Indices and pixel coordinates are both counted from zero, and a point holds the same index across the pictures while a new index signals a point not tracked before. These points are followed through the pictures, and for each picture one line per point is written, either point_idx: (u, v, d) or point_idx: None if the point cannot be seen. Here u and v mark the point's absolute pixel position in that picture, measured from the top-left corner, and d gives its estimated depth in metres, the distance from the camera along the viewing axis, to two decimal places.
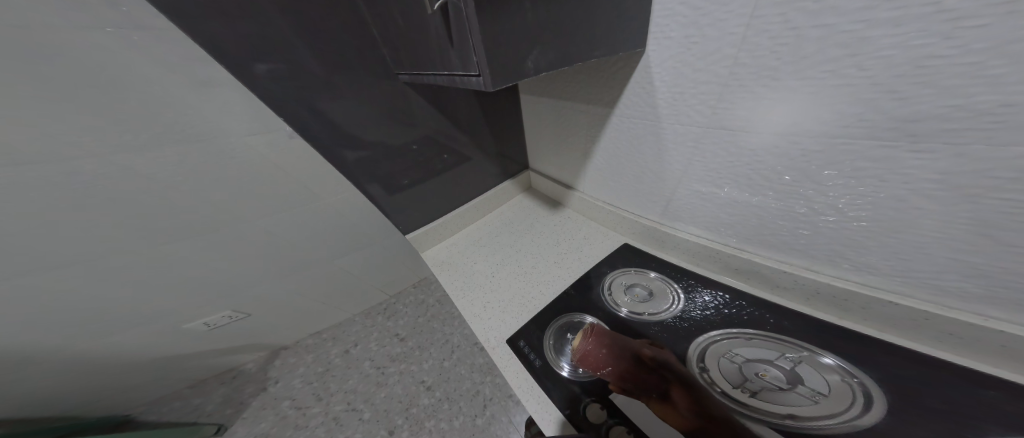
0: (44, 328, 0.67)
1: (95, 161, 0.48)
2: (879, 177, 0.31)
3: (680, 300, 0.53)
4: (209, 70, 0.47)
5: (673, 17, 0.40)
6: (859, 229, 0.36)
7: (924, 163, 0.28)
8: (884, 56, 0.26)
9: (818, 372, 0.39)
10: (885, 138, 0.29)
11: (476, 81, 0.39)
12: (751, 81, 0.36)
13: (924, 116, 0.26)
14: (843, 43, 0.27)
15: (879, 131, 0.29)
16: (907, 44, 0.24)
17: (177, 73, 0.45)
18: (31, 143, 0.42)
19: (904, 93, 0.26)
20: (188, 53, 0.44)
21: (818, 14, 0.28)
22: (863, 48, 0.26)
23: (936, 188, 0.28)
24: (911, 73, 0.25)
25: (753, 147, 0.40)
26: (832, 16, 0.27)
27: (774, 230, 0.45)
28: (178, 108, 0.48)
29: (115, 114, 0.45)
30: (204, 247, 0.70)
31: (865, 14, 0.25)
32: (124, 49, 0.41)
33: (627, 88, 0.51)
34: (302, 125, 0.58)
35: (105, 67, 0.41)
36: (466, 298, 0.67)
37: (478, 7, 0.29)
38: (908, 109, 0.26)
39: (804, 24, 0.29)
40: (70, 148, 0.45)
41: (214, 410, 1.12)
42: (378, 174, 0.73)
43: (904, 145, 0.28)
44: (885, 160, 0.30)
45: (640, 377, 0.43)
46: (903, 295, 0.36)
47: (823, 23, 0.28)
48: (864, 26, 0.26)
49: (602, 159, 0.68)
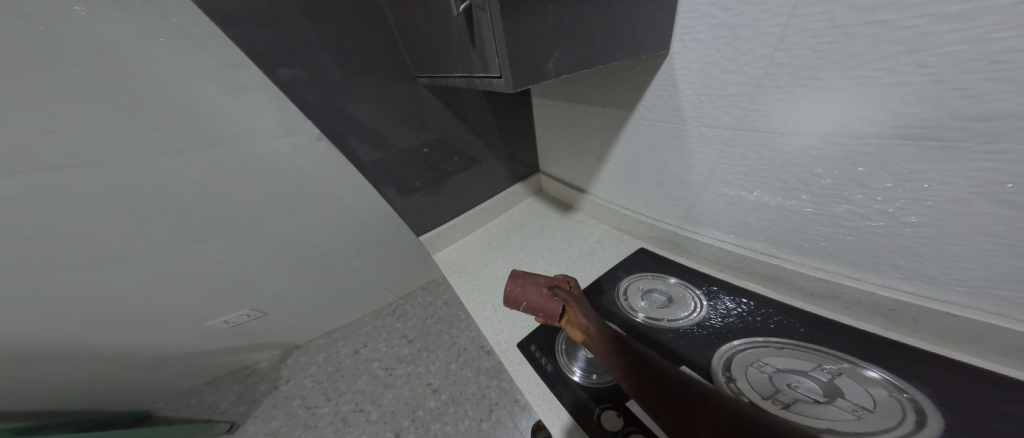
0: (72, 325, 0.69)
1: (126, 166, 0.49)
2: (938, 180, 0.29)
3: (701, 307, 0.52)
4: (239, 75, 0.48)
5: (701, 19, 0.39)
6: (911, 235, 0.34)
7: (997, 165, 0.26)
8: (948, 52, 0.24)
9: (859, 384, 0.36)
10: (952, 139, 0.27)
11: (497, 83, 0.38)
12: (789, 81, 0.34)
13: (999, 115, 0.24)
14: (901, 40, 0.26)
15: (943, 132, 0.27)
16: (977, 39, 0.23)
17: (212, 79, 0.46)
18: (74, 147, 0.44)
19: (975, 90, 0.24)
20: (220, 57, 0.45)
21: (870, 11, 0.26)
22: (925, 44, 0.25)
23: (1011, 191, 0.26)
24: (982, 69, 0.23)
25: (789, 150, 0.38)
26: (887, 12, 0.26)
27: (809, 235, 0.43)
28: (207, 112, 0.49)
29: (147, 118, 0.46)
30: (224, 247, 0.71)
31: (928, 8, 0.24)
32: (160, 54, 0.42)
33: (649, 91, 0.51)
34: (327, 127, 0.59)
35: (142, 73, 0.42)
36: (478, 300, 0.67)
37: (502, 9, 0.29)
38: (981, 107, 0.24)
39: (853, 21, 0.28)
40: (106, 152, 0.46)
41: (227, 408, 1.13)
42: (393, 176, 0.74)
43: (973, 146, 0.26)
44: (948, 161, 0.28)
45: (550, 307, 0.46)
46: (960, 305, 0.34)
47: (874, 19, 0.27)
48: (927, 20, 0.24)
49: (618, 162, 0.67)
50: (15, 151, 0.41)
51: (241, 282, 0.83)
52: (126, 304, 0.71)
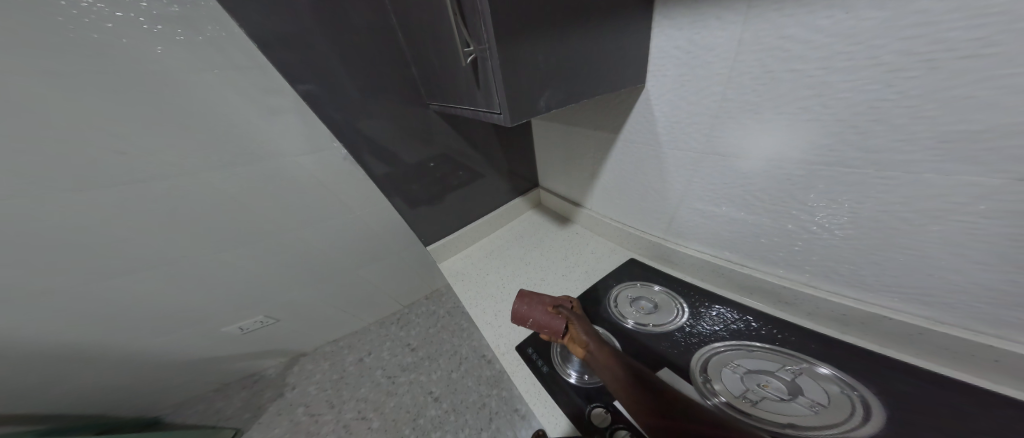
0: (108, 327, 0.76)
1: (178, 183, 0.58)
2: (855, 199, 0.34)
3: (685, 314, 0.56)
4: (278, 101, 0.57)
5: (668, 58, 0.45)
6: (846, 247, 0.38)
7: (892, 188, 0.31)
8: (841, 97, 0.31)
9: (817, 383, 0.40)
10: (855, 165, 0.33)
11: (497, 117, 0.45)
12: (739, 114, 0.40)
13: (883, 148, 0.30)
14: (811, 85, 0.32)
15: (850, 159, 0.33)
16: (858, 88, 0.29)
17: (252, 105, 0.55)
18: (140, 166, 0.53)
19: (864, 128, 0.30)
20: (263, 86, 0.54)
21: (787, 61, 0.33)
22: (827, 90, 0.31)
23: (904, 210, 0.31)
24: (865, 111, 0.30)
25: (744, 171, 0.44)
26: (799, 63, 0.32)
27: (770, 247, 0.47)
28: (249, 136, 0.58)
29: (200, 141, 0.55)
30: (248, 256, 0.78)
31: (825, 61, 0.30)
32: (222, 86, 0.51)
33: (631, 116, 0.57)
34: (352, 146, 0.68)
35: (202, 105, 0.52)
36: (477, 307, 0.72)
37: (501, 59, 0.37)
38: (869, 141, 0.31)
39: (778, 68, 0.34)
40: (163, 171, 0.55)
41: (236, 413, 1.18)
42: (402, 191, 0.82)
43: (870, 172, 0.32)
44: (856, 184, 0.34)
45: (553, 324, 0.51)
46: (896, 310, 0.38)
47: (792, 68, 0.33)
48: (824, 72, 0.31)
49: (608, 178, 0.73)
50: (94, 166, 0.50)
51: (259, 289, 0.90)
52: (157, 309, 0.78)
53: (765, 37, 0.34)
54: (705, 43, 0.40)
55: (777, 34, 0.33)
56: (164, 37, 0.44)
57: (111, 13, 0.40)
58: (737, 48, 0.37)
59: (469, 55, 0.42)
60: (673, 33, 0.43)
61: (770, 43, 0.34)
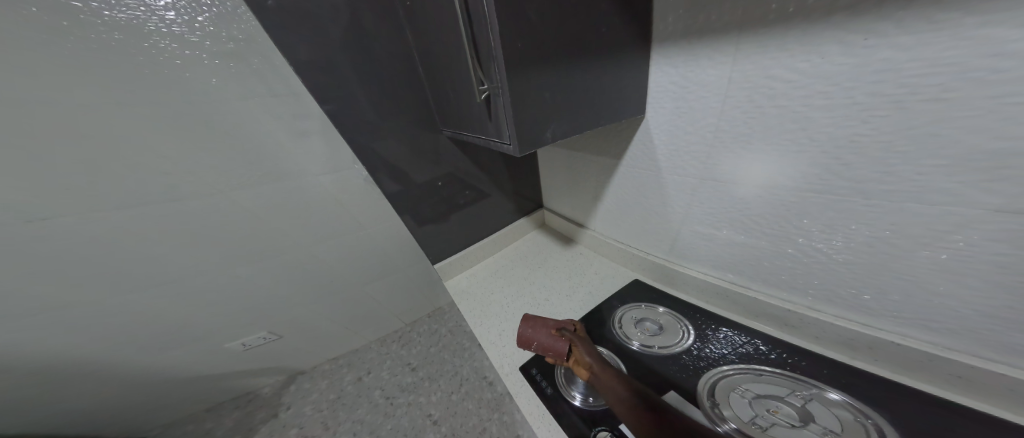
0: (118, 339, 0.78)
1: (211, 196, 0.64)
2: (849, 226, 0.36)
3: (691, 336, 0.56)
4: (306, 124, 0.64)
5: (665, 92, 0.49)
6: (845, 272, 0.39)
7: (879, 216, 0.33)
8: (826, 131, 0.33)
9: (828, 409, 0.40)
10: (843, 194, 0.35)
11: (506, 147, 0.49)
12: (732, 144, 0.43)
13: (868, 178, 0.32)
14: (796, 120, 0.35)
15: (839, 188, 0.35)
16: (839, 124, 0.32)
17: (283, 128, 0.63)
18: (181, 180, 0.60)
19: (847, 160, 0.33)
20: (293, 110, 0.61)
21: (774, 98, 0.36)
22: (811, 124, 0.34)
23: (895, 237, 0.33)
24: (848, 144, 0.32)
25: (741, 197, 0.46)
26: (784, 99, 0.35)
27: (772, 270, 0.48)
28: (279, 154, 0.65)
29: (236, 158, 0.62)
30: (259, 270, 0.81)
31: (807, 99, 0.34)
32: (259, 111, 0.59)
33: (632, 143, 0.60)
34: (370, 166, 0.74)
35: (242, 126, 0.59)
36: (482, 325, 0.72)
37: (512, 99, 0.41)
38: (855, 172, 0.33)
39: (766, 104, 0.37)
40: (200, 185, 0.62)
41: (228, 433, 1.15)
42: (412, 209, 0.85)
43: (859, 200, 0.34)
44: (847, 212, 0.35)
45: (558, 346, 0.52)
46: (903, 335, 0.38)
47: (778, 104, 0.36)
48: (807, 108, 0.34)
49: (611, 200, 0.76)
50: (144, 180, 0.57)
51: (265, 305, 0.91)
52: (166, 322, 0.80)
53: (752, 76, 0.37)
54: (698, 80, 0.43)
55: (764, 73, 0.36)
56: (218, 70, 0.53)
57: (180, 51, 0.49)
58: (727, 85, 0.40)
59: (482, 93, 0.47)
60: (670, 71, 0.47)
61: (757, 81, 0.37)
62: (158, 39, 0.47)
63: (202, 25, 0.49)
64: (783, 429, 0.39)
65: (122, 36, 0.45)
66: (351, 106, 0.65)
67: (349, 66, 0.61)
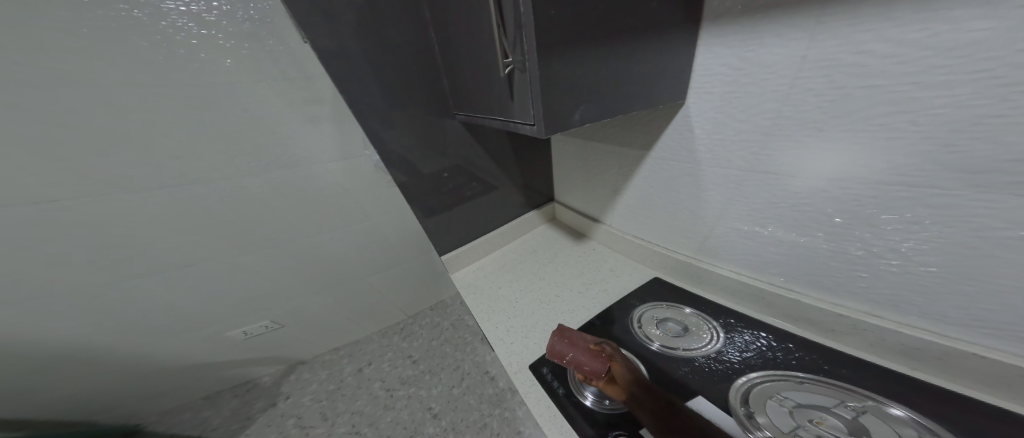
0: (109, 326, 0.74)
1: (213, 181, 0.59)
2: (943, 223, 0.32)
3: (717, 339, 0.53)
4: (317, 111, 0.60)
5: (713, 76, 0.45)
6: (925, 274, 0.36)
7: (993, 211, 0.29)
8: (935, 113, 0.28)
9: (885, 423, 0.36)
10: (946, 187, 0.30)
11: (529, 128, 0.44)
12: (797, 132, 0.39)
13: (985, 168, 0.27)
14: (892, 101, 0.30)
15: (937, 180, 0.31)
16: (965, 104, 0.27)
17: (295, 111, 0.58)
18: (185, 164, 0.55)
19: (961, 147, 0.28)
20: (303, 94, 0.57)
21: (864, 77, 0.31)
22: (915, 105, 0.29)
23: (1009, 237, 0.29)
24: (966, 129, 0.27)
25: (800, 190, 0.42)
26: (875, 77, 0.31)
27: (826, 272, 0.45)
28: (285, 138, 0.60)
29: (244, 143, 0.58)
30: (260, 259, 0.77)
31: (912, 77, 0.29)
32: (270, 95, 0.55)
33: (665, 133, 0.57)
34: (384, 152, 0.69)
35: (252, 111, 0.55)
36: (491, 321, 0.68)
37: (539, 70, 0.36)
38: (965, 161, 0.28)
39: (850, 85, 0.33)
40: (206, 170, 0.58)
41: (224, 423, 1.12)
42: (421, 198, 0.81)
43: (968, 194, 0.29)
44: (946, 207, 0.31)
45: (594, 363, 0.46)
46: (989, 348, 0.35)
47: (868, 83, 0.31)
48: (912, 87, 0.29)
49: (633, 195, 0.72)
50: (143, 164, 0.53)
51: (265, 294, 0.87)
52: (161, 311, 0.76)
53: (835, 53, 0.33)
54: (758, 61, 0.39)
55: (853, 48, 0.31)
56: (235, 52, 0.49)
57: (197, 31, 0.46)
58: (798, 64, 0.36)
59: (504, 66, 0.42)
60: (723, 51, 0.43)
61: (842, 59, 0.32)
62: (177, 19, 0.44)
63: (220, 5, 0.45)
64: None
65: (140, 15, 0.42)
66: (361, 84, 0.59)
67: (362, 40, 0.56)
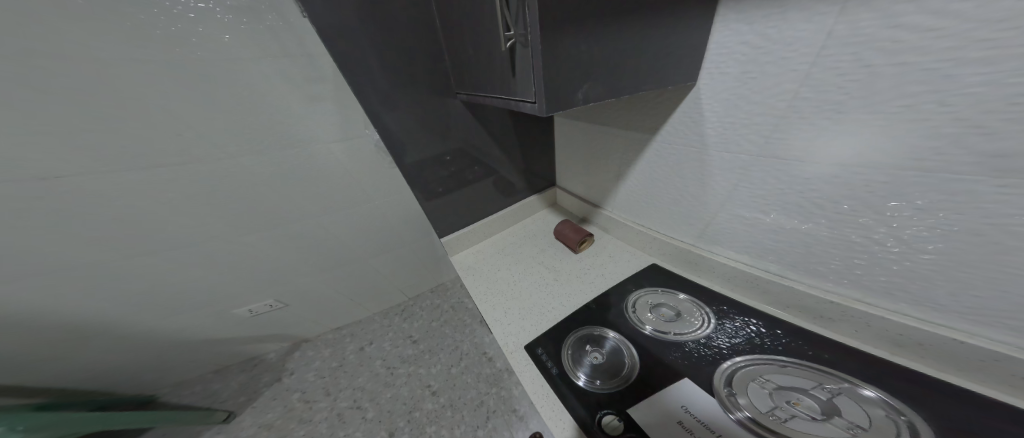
0: (118, 302, 0.75)
1: (213, 160, 0.58)
2: (954, 210, 0.32)
3: (709, 325, 0.54)
4: (317, 87, 0.57)
5: (731, 55, 0.43)
6: (924, 262, 0.36)
7: (1010, 198, 0.28)
8: (970, 93, 0.27)
9: (858, 404, 0.38)
10: (967, 173, 0.30)
11: (531, 107, 0.43)
12: (813, 114, 0.38)
13: (1014, 152, 0.27)
14: (925, 80, 0.29)
15: (960, 165, 0.30)
16: (998, 82, 0.26)
17: (294, 89, 0.56)
18: (186, 143, 0.54)
19: (990, 129, 0.27)
20: (303, 70, 0.54)
21: (895, 54, 0.30)
22: (946, 85, 0.28)
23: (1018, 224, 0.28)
24: (999, 110, 0.26)
25: (807, 177, 0.42)
26: (912, 55, 0.29)
27: (824, 260, 0.45)
28: (286, 116, 0.58)
29: (243, 120, 0.56)
30: (261, 239, 0.77)
31: (947, 54, 0.27)
32: (269, 70, 0.52)
33: (673, 116, 0.56)
34: (385, 132, 0.67)
35: (252, 89, 0.53)
36: (488, 303, 0.69)
37: (547, 45, 0.34)
38: (996, 145, 0.27)
39: (880, 62, 0.31)
40: (206, 149, 0.56)
41: (232, 396, 1.17)
42: (420, 181, 0.80)
43: (986, 180, 0.29)
44: (959, 194, 0.31)
45: None
46: (973, 334, 0.36)
47: (900, 61, 0.30)
48: (949, 64, 0.28)
49: (636, 181, 0.71)
50: (142, 142, 0.51)
51: (267, 274, 0.88)
52: (168, 288, 0.77)
53: (866, 29, 0.31)
54: (781, 39, 0.37)
55: (889, 22, 0.29)
56: (233, 26, 0.46)
57: (193, 3, 0.43)
58: (823, 41, 0.34)
59: (507, 39, 0.40)
60: (741, 28, 0.41)
61: (873, 35, 0.31)
62: None
63: None
64: (805, 421, 0.38)
65: None
66: (362, 58, 0.56)
67: (362, 10, 0.52)
